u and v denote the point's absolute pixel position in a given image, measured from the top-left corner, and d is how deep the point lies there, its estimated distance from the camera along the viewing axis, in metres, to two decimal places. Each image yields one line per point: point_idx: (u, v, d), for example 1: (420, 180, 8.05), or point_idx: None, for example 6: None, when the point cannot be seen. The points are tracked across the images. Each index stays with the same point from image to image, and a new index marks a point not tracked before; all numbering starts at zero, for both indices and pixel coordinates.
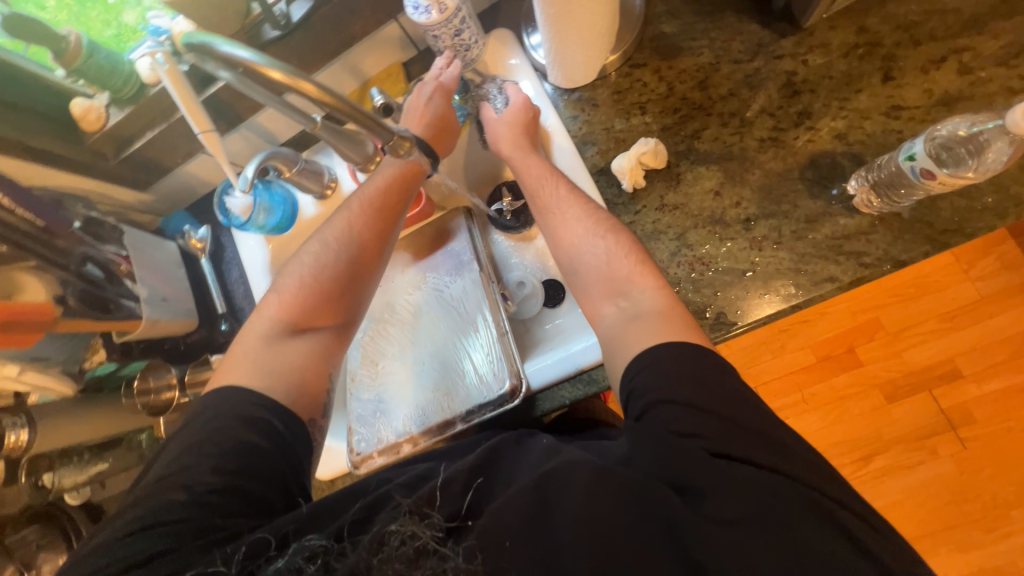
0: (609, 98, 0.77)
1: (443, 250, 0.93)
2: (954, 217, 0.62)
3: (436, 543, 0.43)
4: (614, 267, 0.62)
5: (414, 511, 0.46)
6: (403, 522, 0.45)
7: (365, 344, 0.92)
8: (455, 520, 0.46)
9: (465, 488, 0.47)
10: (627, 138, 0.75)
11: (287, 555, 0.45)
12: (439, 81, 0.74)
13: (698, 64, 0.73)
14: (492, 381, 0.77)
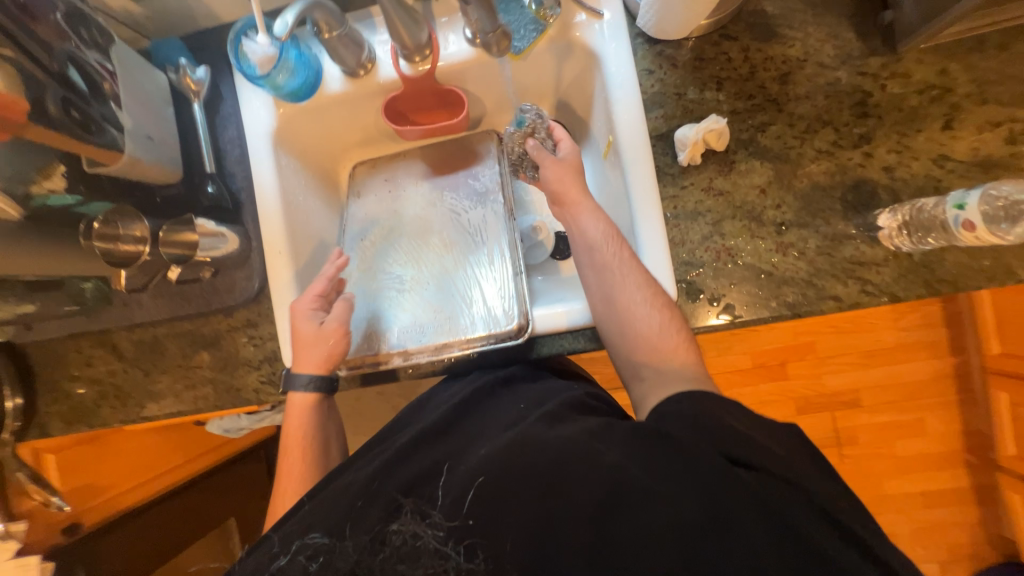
0: (689, 63, 0.74)
1: (466, 173, 0.92)
2: (953, 270, 0.68)
3: (436, 542, 0.52)
4: (659, 343, 0.62)
5: (421, 505, 0.55)
6: (406, 521, 0.54)
7: (365, 248, 0.89)
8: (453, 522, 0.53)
9: (467, 488, 0.53)
10: (695, 110, 0.73)
11: (290, 554, 0.55)
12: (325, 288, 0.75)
13: (786, 56, 0.71)
14: (496, 318, 0.76)
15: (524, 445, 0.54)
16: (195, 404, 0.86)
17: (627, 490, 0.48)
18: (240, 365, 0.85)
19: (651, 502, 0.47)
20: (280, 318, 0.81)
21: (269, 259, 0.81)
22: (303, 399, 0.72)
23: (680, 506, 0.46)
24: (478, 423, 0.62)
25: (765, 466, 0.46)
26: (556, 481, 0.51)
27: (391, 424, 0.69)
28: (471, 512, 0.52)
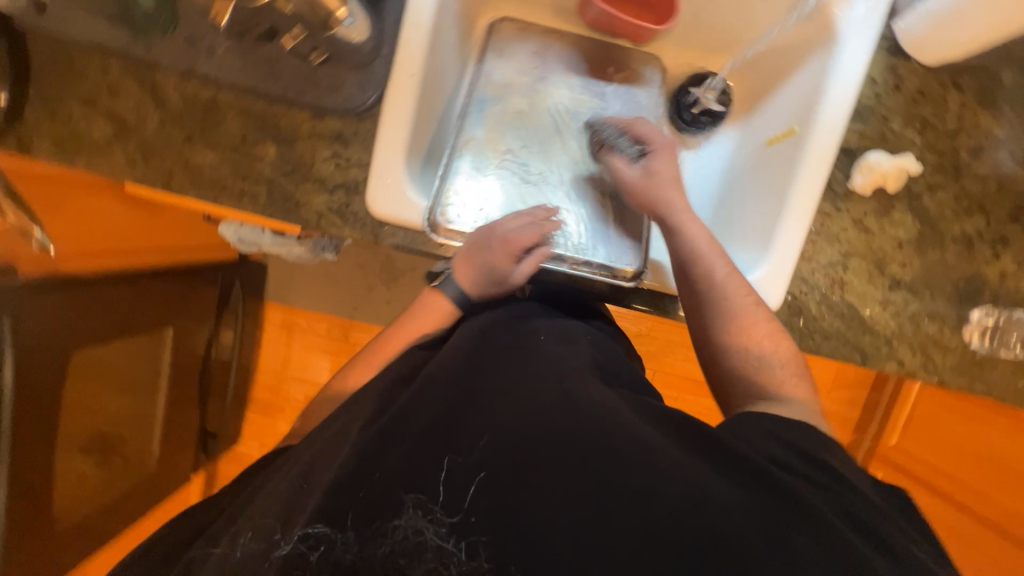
0: (910, 92, 0.71)
1: (616, 87, 0.83)
2: (997, 379, 0.74)
3: (436, 539, 0.38)
4: (770, 362, 0.62)
5: (426, 497, 0.39)
6: (408, 518, 0.39)
7: (491, 119, 0.79)
8: (456, 516, 0.38)
9: (472, 478, 0.39)
10: (889, 140, 0.71)
11: (291, 544, 0.39)
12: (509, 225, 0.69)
13: (990, 134, 0.72)
14: (602, 233, 0.75)
15: (531, 400, 0.46)
16: (235, 199, 0.72)
17: (692, 503, 0.39)
18: (309, 180, 0.72)
19: (720, 516, 0.39)
20: (380, 146, 0.70)
21: (395, 77, 0.69)
22: (443, 308, 0.73)
23: (750, 534, 0.38)
24: (490, 359, 0.53)
25: (839, 487, 0.45)
26: (595, 462, 0.40)
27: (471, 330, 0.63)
28: (475, 505, 0.38)
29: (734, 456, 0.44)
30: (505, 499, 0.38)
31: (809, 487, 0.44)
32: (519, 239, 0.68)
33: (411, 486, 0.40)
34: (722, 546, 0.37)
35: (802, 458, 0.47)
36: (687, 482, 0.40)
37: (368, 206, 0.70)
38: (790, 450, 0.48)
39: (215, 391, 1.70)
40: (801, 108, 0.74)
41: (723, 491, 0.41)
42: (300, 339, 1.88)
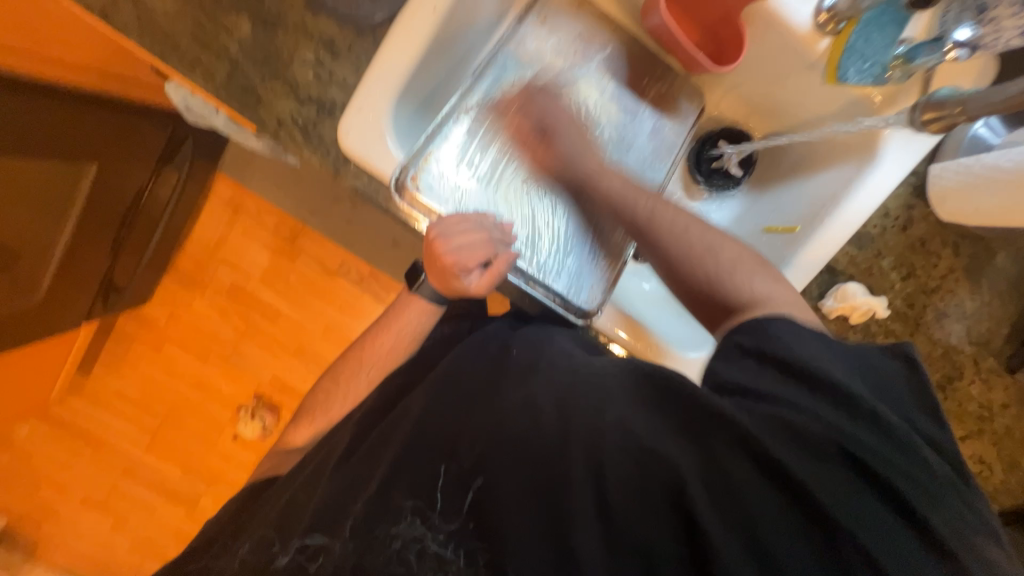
0: (913, 238, 0.70)
1: (648, 111, 0.76)
2: None
3: (436, 544, 0.49)
4: (743, 267, 0.56)
5: (425, 505, 0.52)
6: (408, 525, 0.51)
7: (508, 91, 0.71)
8: (451, 523, 0.50)
9: (467, 488, 0.50)
10: (870, 274, 0.70)
11: (291, 554, 0.57)
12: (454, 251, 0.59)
13: (960, 304, 0.72)
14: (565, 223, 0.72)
15: (499, 425, 0.52)
16: (184, 66, 0.60)
17: (637, 458, 0.43)
18: (279, 80, 0.62)
19: (669, 470, 0.42)
20: (369, 74, 0.60)
21: (411, 7, 0.60)
22: (421, 306, 0.70)
23: (693, 482, 0.41)
24: (477, 390, 0.59)
25: (827, 420, 0.42)
26: (540, 456, 0.47)
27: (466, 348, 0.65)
28: (471, 513, 0.49)
29: (689, 397, 0.45)
30: (491, 506, 0.49)
31: (784, 428, 0.42)
32: (460, 262, 0.59)
33: (409, 496, 0.53)
34: (673, 496, 0.41)
35: (785, 383, 0.45)
36: (634, 440, 0.44)
37: (339, 137, 0.61)
38: (769, 383, 0.45)
39: (133, 245, 1.50)
40: (811, 211, 0.72)
41: (681, 454, 0.43)
42: (243, 225, 1.77)
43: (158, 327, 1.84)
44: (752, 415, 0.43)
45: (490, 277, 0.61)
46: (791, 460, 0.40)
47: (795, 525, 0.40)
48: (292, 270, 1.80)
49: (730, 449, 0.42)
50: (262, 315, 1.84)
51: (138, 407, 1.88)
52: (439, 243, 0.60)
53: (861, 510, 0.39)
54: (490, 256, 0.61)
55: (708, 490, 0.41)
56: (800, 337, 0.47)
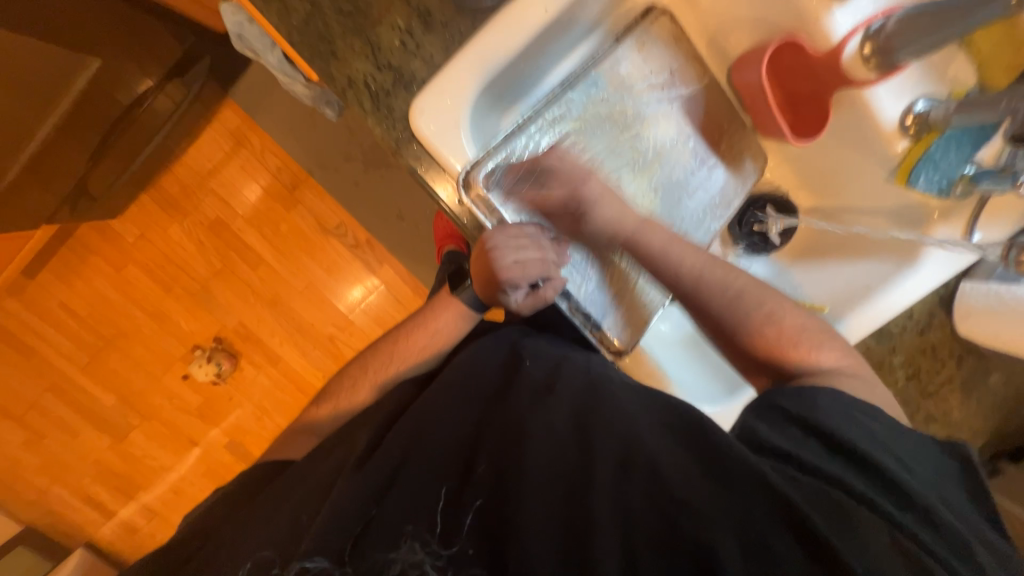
0: (925, 343, 0.73)
1: (715, 163, 0.75)
2: None
3: (433, 568, 0.43)
4: (811, 336, 0.57)
5: (424, 529, 0.46)
6: (406, 550, 0.45)
7: (591, 104, 0.68)
8: (454, 548, 0.45)
9: (472, 512, 0.47)
10: (881, 369, 0.73)
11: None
12: (505, 270, 0.57)
13: (948, 411, 0.76)
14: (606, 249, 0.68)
15: (527, 445, 0.50)
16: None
17: (667, 513, 0.43)
18: (361, 38, 0.57)
19: (695, 522, 0.41)
20: (460, 57, 0.57)
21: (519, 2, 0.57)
22: (455, 312, 0.73)
23: (727, 539, 0.40)
24: (487, 412, 0.58)
25: (861, 494, 0.43)
26: (569, 485, 0.46)
27: (491, 353, 0.68)
28: (472, 538, 0.46)
29: (726, 453, 0.44)
30: (501, 535, 0.45)
31: (822, 498, 0.42)
32: (511, 278, 0.58)
33: (415, 521, 0.48)
34: (704, 552, 0.40)
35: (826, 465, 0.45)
36: (664, 484, 0.44)
37: (413, 112, 0.57)
38: (810, 455, 0.46)
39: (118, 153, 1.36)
40: (842, 295, 0.74)
41: (715, 507, 0.42)
42: (241, 159, 1.66)
43: (124, 246, 1.70)
44: (794, 487, 0.43)
45: (538, 299, 0.61)
46: (831, 531, 0.40)
47: None
48: (285, 219, 1.70)
49: (770, 513, 0.41)
50: (243, 258, 1.73)
51: (82, 324, 1.73)
52: (499, 257, 0.57)
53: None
54: (544, 276, 0.60)
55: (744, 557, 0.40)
56: (834, 412, 0.48)
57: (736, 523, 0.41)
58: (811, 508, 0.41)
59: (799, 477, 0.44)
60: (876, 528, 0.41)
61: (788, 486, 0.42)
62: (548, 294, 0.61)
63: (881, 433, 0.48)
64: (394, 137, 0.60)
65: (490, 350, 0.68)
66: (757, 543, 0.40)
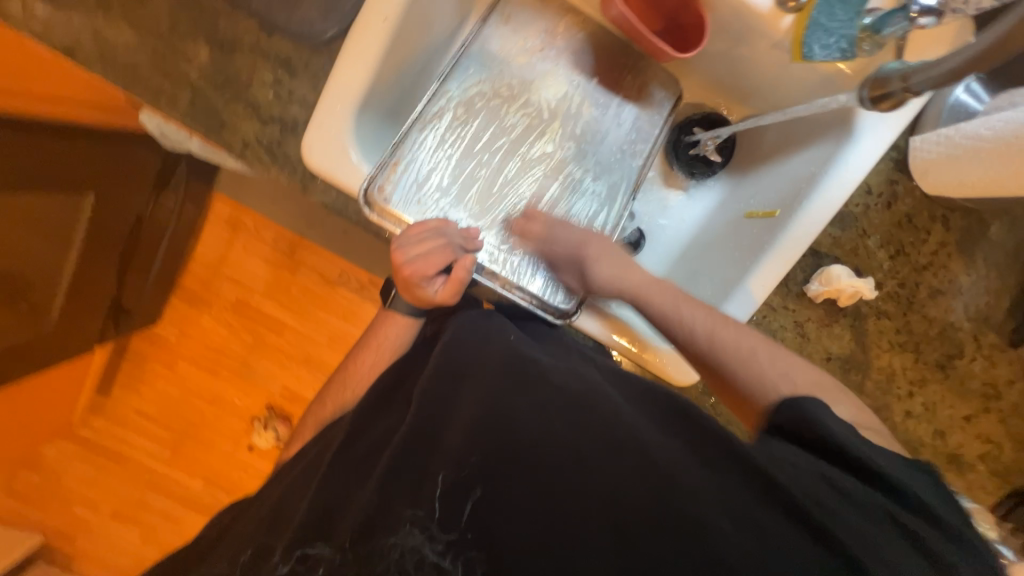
0: (900, 215, 0.67)
1: (621, 103, 0.74)
2: None
3: (435, 558, 0.40)
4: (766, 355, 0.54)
5: (421, 514, 0.42)
6: (404, 534, 0.41)
7: (473, 88, 0.69)
8: (454, 531, 0.42)
9: (466, 496, 0.42)
10: (859, 256, 0.68)
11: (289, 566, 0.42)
12: (412, 265, 0.59)
13: (955, 280, 0.70)
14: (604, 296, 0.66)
15: None
16: (151, 95, 0.61)
17: (659, 481, 0.43)
18: (241, 102, 0.62)
19: (684, 494, 0.42)
20: (330, 89, 0.59)
21: (361, 20, 0.58)
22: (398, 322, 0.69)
23: (714, 514, 0.41)
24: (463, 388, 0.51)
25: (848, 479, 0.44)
26: (537, 442, 0.45)
27: (456, 332, 0.58)
28: (472, 521, 0.42)
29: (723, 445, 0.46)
30: (499, 518, 0.42)
31: (816, 483, 0.44)
32: (419, 271, 0.59)
33: (410, 501, 0.43)
34: (696, 530, 0.41)
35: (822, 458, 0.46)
36: (652, 459, 0.44)
37: (302, 150, 0.60)
38: (804, 455, 0.46)
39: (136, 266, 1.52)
40: (789, 193, 0.69)
41: (701, 487, 0.43)
42: (242, 241, 1.79)
43: (170, 345, 1.88)
44: (790, 476, 0.44)
45: (452, 286, 0.60)
46: (827, 518, 0.41)
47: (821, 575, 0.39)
48: (294, 282, 1.82)
49: (764, 500, 0.43)
50: (269, 328, 1.86)
51: (156, 422, 1.92)
52: (398, 256, 0.59)
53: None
54: (450, 262, 0.60)
55: (744, 535, 0.41)
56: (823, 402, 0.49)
57: (725, 503, 0.42)
58: (805, 495, 0.43)
59: (795, 465, 0.45)
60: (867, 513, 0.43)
61: (783, 476, 0.44)
62: (465, 280, 0.61)
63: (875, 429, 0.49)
64: (300, 179, 0.64)
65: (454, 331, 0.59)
66: (741, 520, 0.41)
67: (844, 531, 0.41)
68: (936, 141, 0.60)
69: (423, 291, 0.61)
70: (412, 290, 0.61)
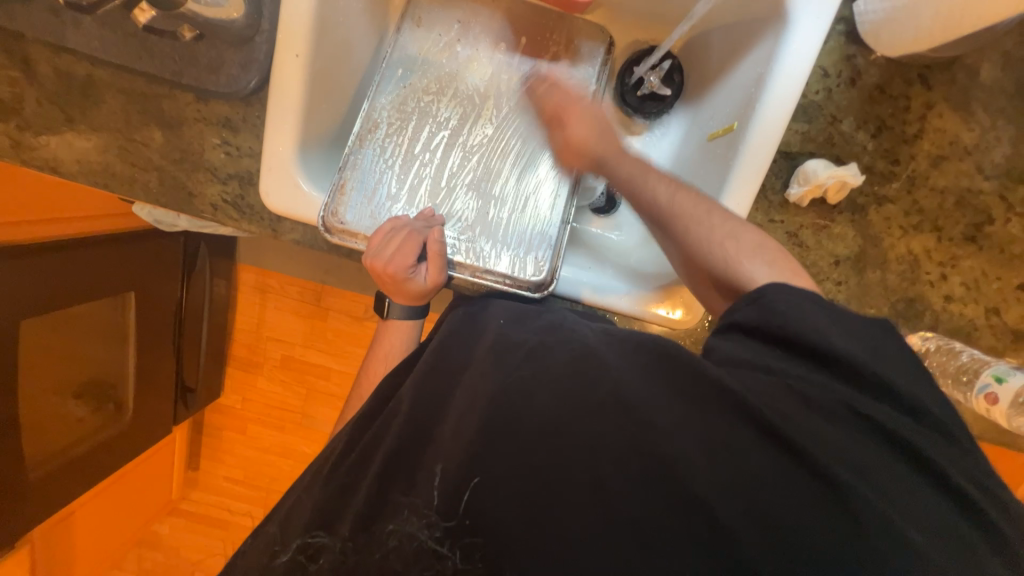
0: (870, 88, 0.62)
1: (550, 64, 0.74)
2: None
3: (433, 543, 0.41)
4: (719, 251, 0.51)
5: (419, 503, 0.43)
6: (401, 521, 0.43)
7: (402, 93, 0.71)
8: (450, 519, 0.41)
9: (460, 492, 0.41)
10: (838, 145, 0.63)
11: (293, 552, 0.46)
12: (389, 261, 0.60)
13: (957, 140, 0.63)
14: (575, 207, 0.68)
15: None
16: (126, 185, 0.68)
17: (632, 437, 0.39)
18: (200, 169, 0.67)
19: (664, 453, 0.38)
20: (269, 133, 0.62)
21: (277, 61, 0.61)
22: (401, 332, 0.68)
23: (690, 451, 0.38)
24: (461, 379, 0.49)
25: (849, 393, 0.40)
26: (514, 412, 0.41)
27: (450, 328, 0.57)
28: (467, 510, 0.40)
29: (707, 388, 0.40)
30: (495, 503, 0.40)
31: (804, 408, 0.39)
32: (399, 264, 0.60)
33: (402, 489, 0.45)
34: (672, 475, 0.37)
35: (812, 375, 0.41)
36: (636, 416, 0.39)
37: (260, 196, 0.64)
38: (786, 363, 0.42)
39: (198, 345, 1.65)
40: (743, 101, 0.65)
41: (678, 430, 0.39)
42: (274, 301, 1.86)
43: (237, 412, 1.95)
44: (770, 403, 0.39)
45: (436, 264, 0.62)
46: (817, 449, 0.37)
47: (810, 501, 0.36)
48: (328, 327, 1.86)
49: (751, 437, 0.38)
50: (316, 374, 1.90)
51: (242, 483, 1.95)
52: (374, 261, 0.61)
53: (893, 503, 0.37)
54: (423, 244, 0.62)
55: (718, 471, 0.38)
56: (804, 310, 0.43)
57: (703, 439, 0.39)
58: (794, 427, 0.38)
59: (782, 392, 0.40)
60: (858, 431, 0.39)
61: (757, 400, 0.39)
62: (441, 254, 0.62)
63: (868, 331, 0.43)
64: (269, 224, 0.69)
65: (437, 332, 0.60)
66: (717, 454, 0.38)
67: (834, 459, 0.37)
68: (876, 6, 0.56)
69: (413, 282, 0.61)
70: (402, 286, 0.62)
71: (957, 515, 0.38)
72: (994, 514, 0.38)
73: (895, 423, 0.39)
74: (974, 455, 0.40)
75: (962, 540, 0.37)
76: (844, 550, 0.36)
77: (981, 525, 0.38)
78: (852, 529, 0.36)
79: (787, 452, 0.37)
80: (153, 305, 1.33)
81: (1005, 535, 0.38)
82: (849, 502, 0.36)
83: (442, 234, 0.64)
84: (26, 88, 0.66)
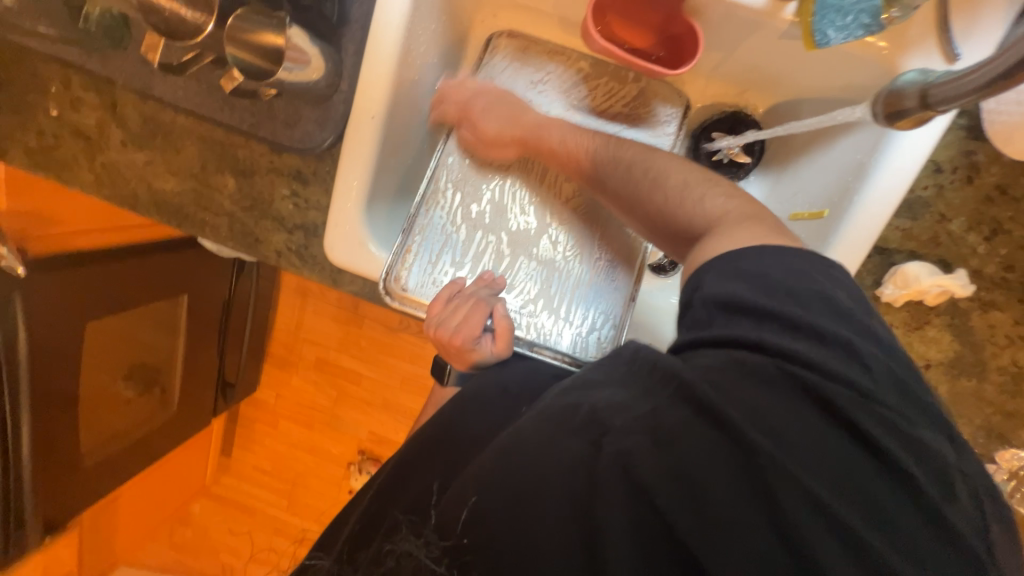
0: (984, 188, 0.57)
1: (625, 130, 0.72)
2: None
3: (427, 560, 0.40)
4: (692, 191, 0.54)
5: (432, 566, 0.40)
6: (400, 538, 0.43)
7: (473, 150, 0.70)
8: (449, 540, 0.39)
9: (461, 504, 0.39)
10: (941, 245, 0.58)
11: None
12: (455, 338, 0.58)
13: None
14: (616, 260, 0.67)
15: None
16: (196, 227, 0.69)
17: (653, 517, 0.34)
18: (268, 217, 0.68)
19: (646, 488, 0.34)
20: (338, 190, 0.61)
21: (353, 121, 0.60)
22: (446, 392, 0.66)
23: (664, 493, 0.34)
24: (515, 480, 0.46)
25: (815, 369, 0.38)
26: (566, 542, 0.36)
27: (469, 397, 0.55)
28: (465, 528, 0.38)
29: (660, 373, 0.39)
30: None
31: (753, 384, 0.38)
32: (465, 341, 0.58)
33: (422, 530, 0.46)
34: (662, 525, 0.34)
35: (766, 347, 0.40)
36: (691, 490, 0.34)
37: (324, 249, 0.63)
38: (766, 342, 0.40)
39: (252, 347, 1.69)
40: (836, 190, 0.60)
41: (650, 452, 0.36)
42: (314, 305, 1.79)
43: (270, 407, 1.87)
44: (720, 386, 0.38)
45: (502, 338, 0.59)
46: (737, 417, 0.36)
47: (758, 501, 0.34)
48: (362, 335, 1.77)
49: (686, 418, 0.37)
50: (347, 378, 1.81)
51: (271, 475, 1.89)
52: (441, 332, 0.59)
53: (834, 494, 0.35)
54: (489, 315, 0.60)
55: (670, 469, 0.35)
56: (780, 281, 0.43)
57: (666, 452, 0.36)
58: (736, 407, 0.37)
59: (726, 366, 0.39)
60: (807, 412, 0.37)
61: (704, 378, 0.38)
62: (502, 333, 0.60)
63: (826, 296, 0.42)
64: (330, 272, 0.69)
65: (473, 395, 0.54)
66: (685, 479, 0.35)
67: (755, 430, 0.36)
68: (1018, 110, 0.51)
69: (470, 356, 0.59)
70: (454, 355, 0.60)
71: (895, 489, 0.36)
72: (935, 493, 0.36)
73: (841, 394, 0.38)
74: (943, 439, 0.39)
75: (897, 522, 0.35)
76: (780, 547, 0.33)
77: (944, 533, 0.35)
78: (793, 525, 0.34)
79: (715, 426, 0.36)
80: (199, 307, 1.34)
81: (948, 514, 0.35)
82: (771, 477, 0.34)
83: (507, 306, 0.62)
84: (110, 130, 0.68)
